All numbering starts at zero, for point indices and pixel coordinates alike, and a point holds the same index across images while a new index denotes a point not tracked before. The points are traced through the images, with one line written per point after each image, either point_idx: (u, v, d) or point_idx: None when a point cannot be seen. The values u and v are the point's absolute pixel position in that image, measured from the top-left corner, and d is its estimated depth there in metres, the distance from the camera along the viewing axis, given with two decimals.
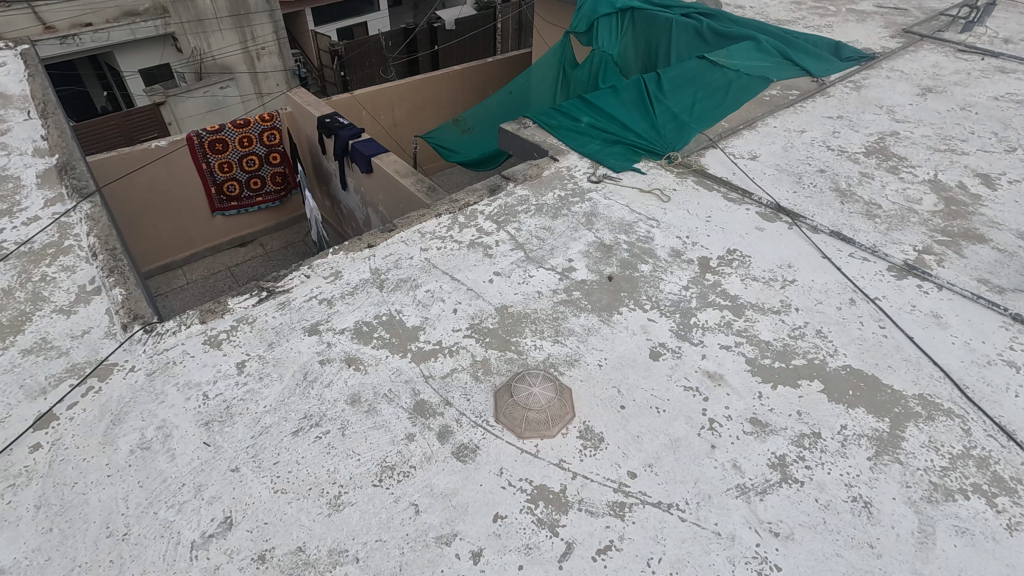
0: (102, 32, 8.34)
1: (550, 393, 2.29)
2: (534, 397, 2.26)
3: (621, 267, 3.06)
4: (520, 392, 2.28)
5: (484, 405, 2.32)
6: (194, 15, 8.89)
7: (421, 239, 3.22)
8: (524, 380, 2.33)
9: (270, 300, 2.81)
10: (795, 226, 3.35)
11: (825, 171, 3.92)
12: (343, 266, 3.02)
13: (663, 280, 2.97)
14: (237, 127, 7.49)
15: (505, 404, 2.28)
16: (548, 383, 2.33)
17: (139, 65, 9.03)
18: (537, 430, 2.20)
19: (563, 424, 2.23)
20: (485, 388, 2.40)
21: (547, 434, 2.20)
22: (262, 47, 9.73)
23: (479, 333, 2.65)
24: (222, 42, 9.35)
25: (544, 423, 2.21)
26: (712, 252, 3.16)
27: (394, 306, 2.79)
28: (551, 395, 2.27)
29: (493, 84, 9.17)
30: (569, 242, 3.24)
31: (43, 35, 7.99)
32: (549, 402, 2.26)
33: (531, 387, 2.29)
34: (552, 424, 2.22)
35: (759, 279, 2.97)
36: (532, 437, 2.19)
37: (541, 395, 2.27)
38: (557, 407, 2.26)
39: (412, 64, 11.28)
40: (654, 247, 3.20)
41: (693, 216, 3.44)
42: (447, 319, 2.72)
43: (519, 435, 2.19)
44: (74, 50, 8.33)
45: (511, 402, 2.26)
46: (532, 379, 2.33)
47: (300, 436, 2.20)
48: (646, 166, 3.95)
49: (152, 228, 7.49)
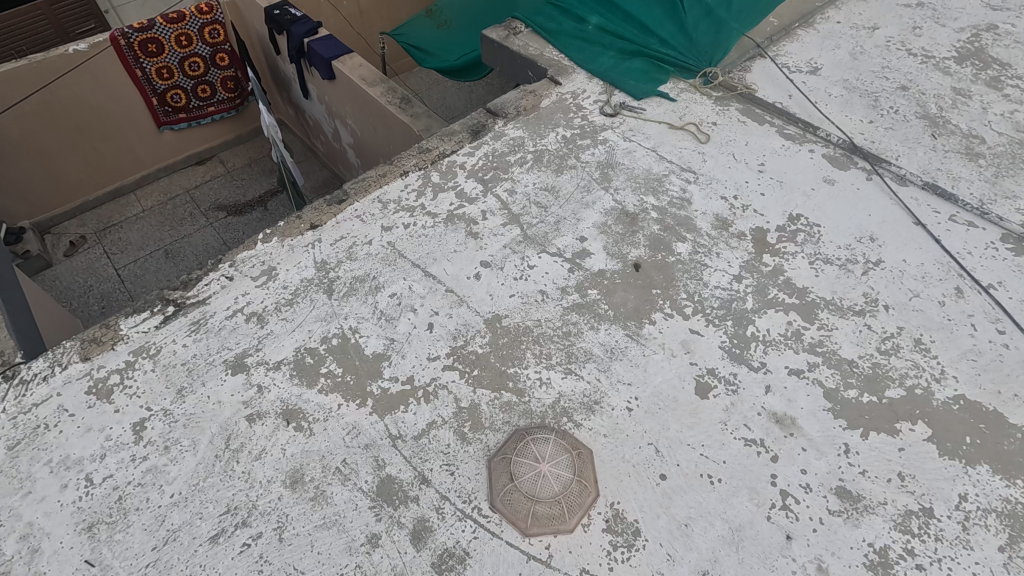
0: None
1: (567, 469, 1.64)
2: (545, 479, 1.62)
3: (650, 247, 2.29)
4: (524, 472, 1.64)
5: (476, 482, 1.70)
6: None
7: (382, 212, 2.43)
8: (529, 449, 1.67)
9: (178, 318, 2.07)
10: (875, 176, 2.54)
11: (908, 88, 3.01)
12: (278, 260, 2.25)
13: (706, 267, 2.23)
14: (171, 22, 6.06)
15: (503, 488, 1.65)
16: (564, 449, 1.68)
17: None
18: (549, 527, 1.59)
19: (586, 513, 1.63)
20: (476, 452, 1.76)
21: (563, 529, 1.60)
22: None
23: (463, 362, 1.97)
24: None
25: (558, 518, 1.59)
26: (769, 221, 2.38)
27: (349, 322, 2.08)
28: (565, 476, 1.63)
29: None
30: (580, 210, 2.44)
31: None
32: (565, 484, 1.62)
33: (540, 463, 1.64)
34: (573, 513, 1.61)
35: (833, 262, 2.24)
36: (541, 535, 1.60)
37: (553, 475, 1.63)
38: (578, 490, 1.63)
39: None
40: (692, 216, 2.41)
41: (741, 164, 2.61)
42: (419, 341, 2.02)
43: (526, 532, 1.60)
44: None
45: (512, 487, 1.63)
46: (540, 448, 1.67)
47: (220, 545, 1.60)
48: (676, 89, 3.02)
49: (90, 150, 6.27)
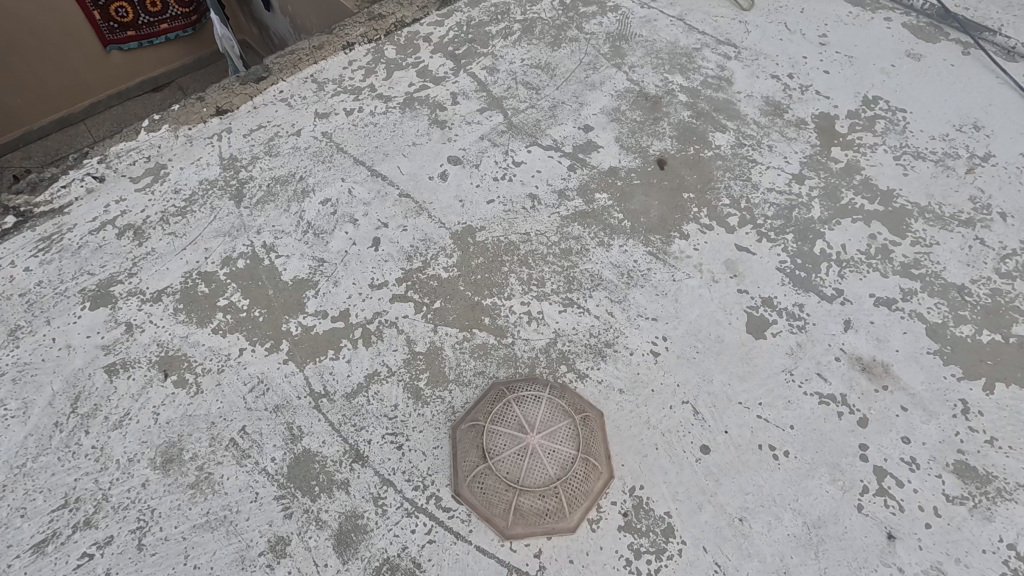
0: None
1: (568, 444, 1.09)
2: (532, 460, 1.06)
3: (679, 139, 1.69)
4: (499, 448, 1.08)
5: (434, 459, 1.18)
6: None
7: (317, 95, 1.79)
8: (510, 414, 1.12)
9: (21, 233, 1.47)
10: (974, 48, 1.91)
11: None
12: (170, 156, 1.63)
13: (755, 164, 1.64)
14: None
15: (469, 469, 1.11)
16: (562, 413, 1.12)
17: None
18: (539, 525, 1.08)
19: (596, 503, 1.12)
20: (435, 417, 1.23)
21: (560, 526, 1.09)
22: None
23: (421, 291, 1.40)
24: None
25: (551, 514, 1.07)
26: (838, 106, 1.77)
27: (262, 237, 1.49)
28: (565, 456, 1.08)
29: None
30: (585, 92, 1.81)
31: None
32: (562, 468, 1.07)
33: (524, 436, 1.08)
34: (576, 505, 1.09)
35: (927, 157, 1.65)
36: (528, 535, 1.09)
37: (546, 453, 1.07)
38: (582, 473, 1.09)
39: None
40: (735, 99, 1.79)
41: (797, 36, 1.97)
42: (359, 263, 1.44)
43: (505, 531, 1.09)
44: None
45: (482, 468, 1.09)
46: (526, 413, 1.11)
47: (47, 557, 1.07)
48: None
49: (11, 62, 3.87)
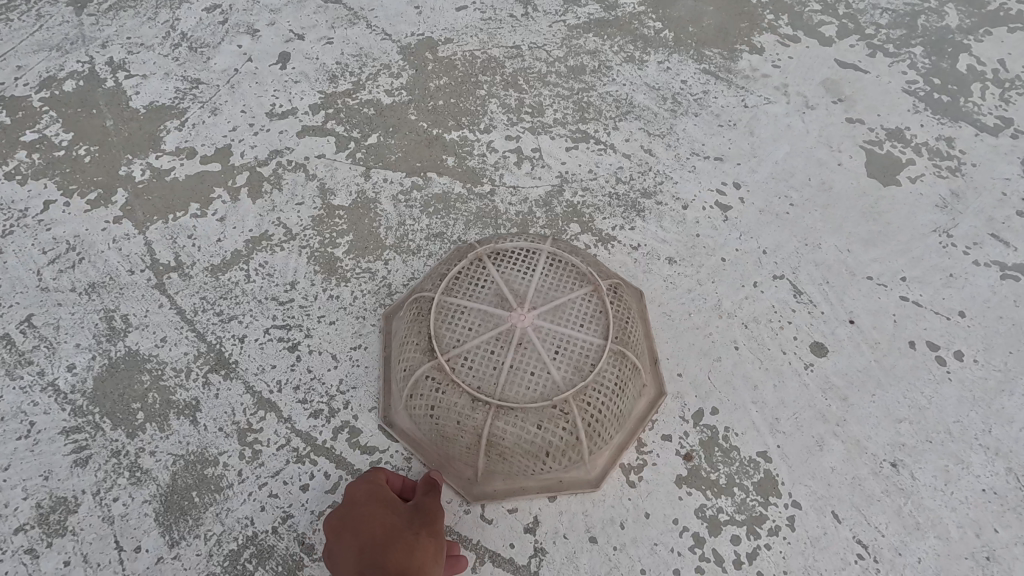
0: None
1: (591, 327, 0.56)
2: (519, 357, 0.53)
3: None
4: (455, 335, 0.55)
5: (353, 367, 0.68)
6: None
7: None
8: (481, 276, 0.59)
9: None
10: None
11: None
12: None
13: None
14: None
15: (404, 376, 0.60)
16: (577, 275, 0.59)
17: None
18: (535, 475, 0.58)
19: (638, 436, 0.62)
20: (359, 301, 0.72)
21: (573, 476, 0.59)
22: None
23: (348, 121, 0.89)
24: None
25: (557, 459, 0.56)
26: None
27: (109, 53, 0.97)
28: (588, 358, 0.55)
29: None
30: None
31: None
32: (579, 373, 0.54)
33: (505, 313, 0.55)
34: (602, 441, 0.58)
35: None
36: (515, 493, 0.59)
37: (548, 345, 0.54)
38: (618, 384, 0.57)
39: None
40: None
41: None
42: (255, 85, 0.93)
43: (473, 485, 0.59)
44: None
45: (424, 374, 0.57)
46: (512, 273, 0.58)
47: None
48: None
49: None
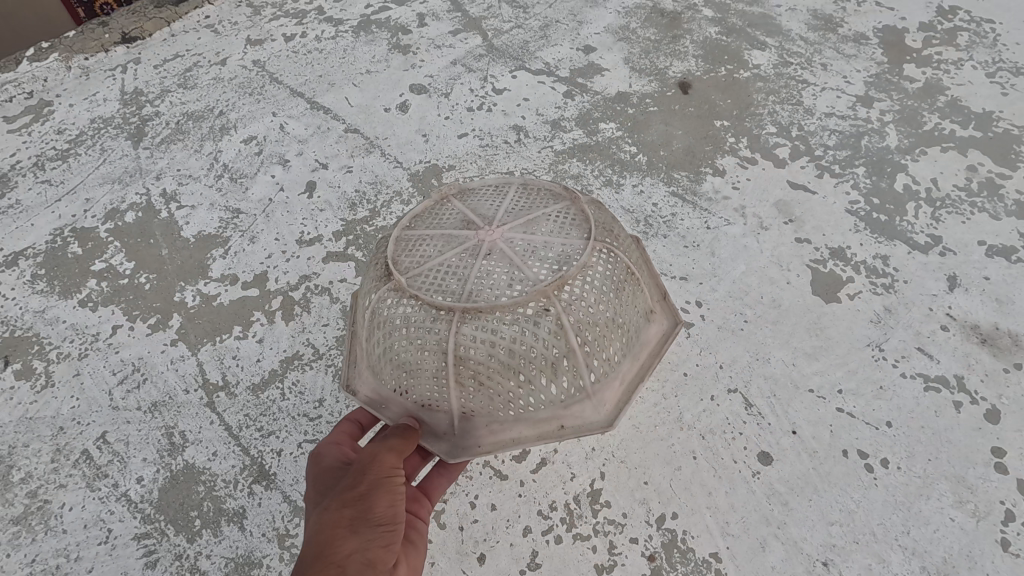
0: None
1: (566, 240, 0.70)
2: (487, 264, 0.67)
3: (706, 56, 1.33)
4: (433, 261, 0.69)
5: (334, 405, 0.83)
6: None
7: (253, 20, 1.45)
8: (456, 220, 0.74)
9: None
10: None
11: None
12: (59, 91, 1.30)
13: (807, 85, 1.27)
14: None
15: (372, 326, 0.72)
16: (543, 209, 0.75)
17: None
18: (530, 417, 0.68)
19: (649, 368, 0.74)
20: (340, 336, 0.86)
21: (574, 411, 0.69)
22: None
23: (366, 246, 1.04)
24: None
25: (550, 382, 0.66)
26: (905, 17, 1.41)
27: (162, 185, 1.14)
28: (551, 251, 0.68)
29: None
30: (585, 10, 1.45)
31: None
32: (542, 270, 0.67)
33: (476, 235, 0.70)
34: (600, 363, 0.69)
35: None
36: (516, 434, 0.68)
37: (521, 255, 0.68)
38: (602, 291, 0.68)
39: None
40: (773, 12, 1.43)
41: None
42: (286, 214, 1.09)
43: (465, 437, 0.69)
44: None
45: (389, 306, 0.69)
46: (481, 210, 0.75)
47: None
48: None
49: None
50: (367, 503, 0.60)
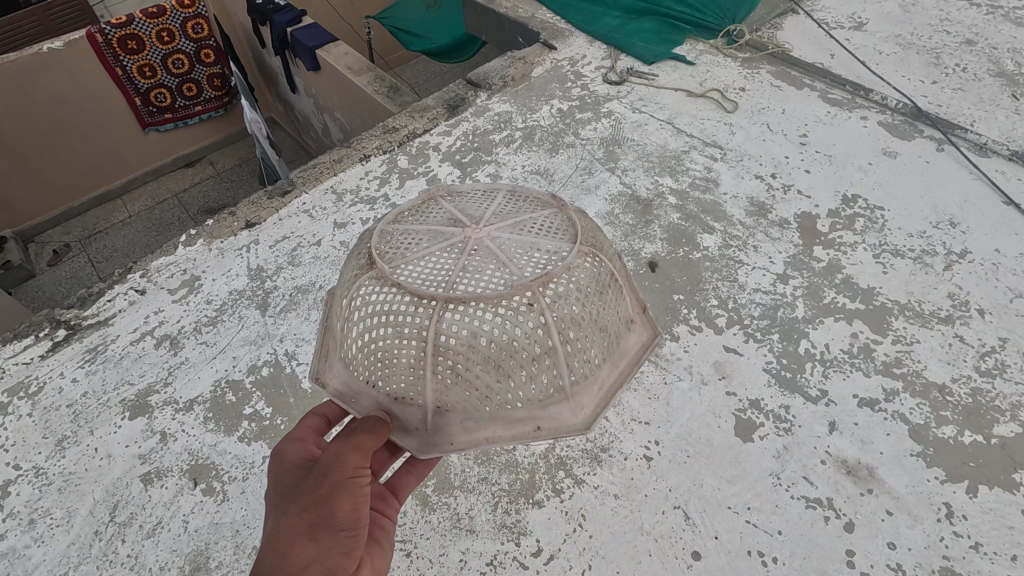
0: None
1: (544, 244, 1.02)
2: (475, 257, 0.98)
3: (668, 240, 1.83)
4: (428, 251, 1.01)
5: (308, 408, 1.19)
6: None
7: (337, 205, 1.97)
8: (449, 225, 1.06)
9: (70, 345, 1.64)
10: (949, 145, 2.05)
11: (975, 43, 2.50)
12: (204, 267, 1.81)
13: (742, 265, 1.75)
14: (150, 17, 5.05)
15: (370, 309, 1.00)
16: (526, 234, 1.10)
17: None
18: (508, 416, 1.00)
19: (627, 374, 1.10)
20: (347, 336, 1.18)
21: (553, 412, 1.01)
22: None
23: None
24: None
25: (528, 373, 0.98)
26: (819, 204, 1.90)
27: (284, 346, 1.63)
28: (532, 251, 1.00)
29: None
30: (581, 196, 1.97)
31: None
32: (517, 265, 0.98)
33: (468, 237, 1.01)
34: (579, 367, 1.03)
35: (906, 255, 1.75)
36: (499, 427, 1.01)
37: (503, 251, 1.00)
38: (584, 295, 1.01)
39: None
40: (721, 200, 1.93)
41: (780, 138, 2.13)
42: None
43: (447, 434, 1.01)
44: None
45: (390, 292, 0.98)
46: (474, 219, 1.06)
47: None
48: (694, 51, 2.54)
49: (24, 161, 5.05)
50: (325, 510, 0.92)
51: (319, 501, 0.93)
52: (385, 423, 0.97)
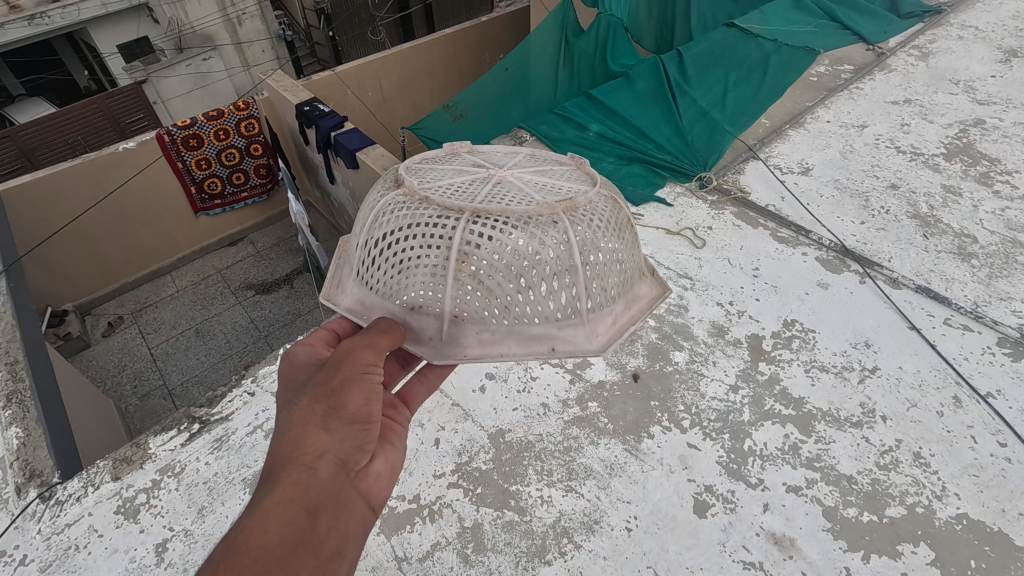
0: (71, 9, 8.42)
1: (553, 188, 1.58)
2: (498, 193, 1.54)
3: (648, 357, 2.40)
4: (465, 190, 1.56)
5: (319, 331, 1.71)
6: None
7: None
8: (479, 180, 1.62)
9: (203, 435, 2.22)
10: (868, 278, 2.64)
11: (898, 187, 3.13)
12: None
13: (703, 377, 2.31)
14: (210, 120, 7.01)
15: (410, 227, 1.51)
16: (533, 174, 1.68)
17: (116, 40, 9.31)
18: (522, 330, 1.52)
19: (632, 315, 1.67)
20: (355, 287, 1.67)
21: (562, 327, 1.55)
22: (242, 12, 9.45)
23: (468, 480, 2.06)
24: (201, 12, 9.13)
25: (543, 287, 1.50)
26: (765, 326, 2.48)
27: None
28: (540, 190, 1.56)
29: (472, 48, 9.00)
30: None
31: (10, 17, 8.06)
32: (531, 198, 1.52)
33: (490, 185, 1.57)
34: (590, 298, 1.57)
35: (829, 370, 2.30)
36: (518, 347, 1.52)
37: (520, 189, 1.56)
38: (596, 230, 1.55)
39: (404, 22, 12.43)
40: (689, 322, 2.52)
41: (737, 270, 2.74)
42: (426, 458, 2.12)
43: (466, 351, 1.51)
44: (44, 30, 8.46)
45: (429, 212, 1.50)
46: (503, 177, 1.63)
47: None
48: (673, 194, 3.25)
49: (147, 235, 7.17)
50: (334, 403, 1.32)
51: (329, 401, 1.32)
52: (394, 327, 1.45)
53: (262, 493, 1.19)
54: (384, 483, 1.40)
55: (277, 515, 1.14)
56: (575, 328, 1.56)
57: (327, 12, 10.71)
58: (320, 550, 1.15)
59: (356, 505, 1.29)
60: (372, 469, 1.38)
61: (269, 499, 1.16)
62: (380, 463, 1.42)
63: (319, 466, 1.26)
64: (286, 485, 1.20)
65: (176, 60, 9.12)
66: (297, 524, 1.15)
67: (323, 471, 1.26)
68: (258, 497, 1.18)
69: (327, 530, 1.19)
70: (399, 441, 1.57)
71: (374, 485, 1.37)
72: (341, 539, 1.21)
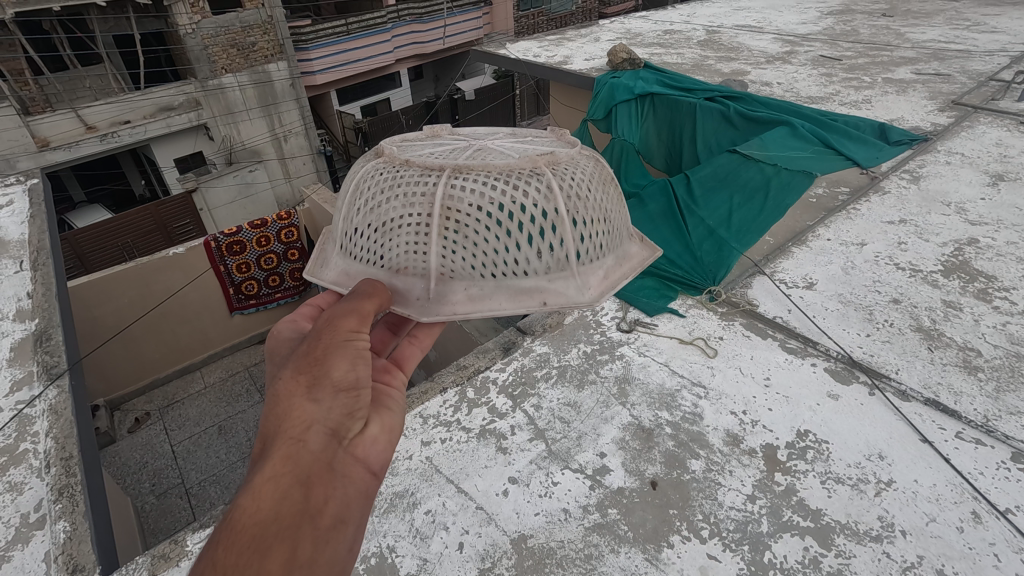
0: (139, 127, 9.17)
1: (522, 154, 1.86)
2: (471, 161, 1.81)
3: (666, 465, 2.49)
4: (441, 161, 1.84)
5: (305, 307, 1.93)
6: (225, 108, 10.00)
7: (423, 426, 2.73)
8: (457, 155, 1.90)
9: None
10: (877, 390, 2.74)
11: (900, 302, 3.31)
12: None
13: (720, 486, 2.38)
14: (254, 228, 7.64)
15: (394, 195, 1.78)
16: (514, 146, 1.99)
17: (174, 155, 10.07)
18: (512, 288, 1.74)
19: (614, 273, 1.92)
20: (350, 259, 1.92)
21: (553, 282, 1.78)
22: (288, 131, 10.95)
23: None
24: (252, 130, 10.49)
25: (528, 243, 1.74)
26: (779, 437, 2.56)
27: (386, 540, 2.26)
28: (512, 157, 1.84)
29: None
30: (600, 426, 2.68)
31: (85, 136, 8.67)
32: (504, 161, 1.80)
33: (464, 158, 1.85)
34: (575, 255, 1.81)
35: (845, 482, 2.35)
36: (508, 300, 1.72)
37: (492, 159, 1.84)
38: (573, 186, 1.82)
39: None
40: (704, 431, 2.62)
41: (749, 379, 2.88)
42: (450, 563, 2.17)
43: (456, 306, 1.70)
44: (113, 147, 9.02)
45: (411, 181, 1.77)
46: (478, 153, 1.92)
47: None
48: (684, 305, 3.50)
49: (184, 334, 7.53)
50: (315, 377, 1.45)
51: (310, 375, 1.45)
52: (379, 289, 1.65)
53: (254, 471, 1.31)
54: (374, 448, 1.55)
55: (269, 491, 1.26)
56: (566, 282, 1.78)
57: (365, 132, 12.07)
58: (320, 516, 1.30)
59: (350, 471, 1.44)
60: (362, 435, 1.52)
61: (261, 474, 1.29)
62: (370, 428, 1.58)
63: (310, 439, 1.38)
64: (276, 460, 1.31)
65: (224, 170, 10.12)
66: (288, 496, 1.28)
67: (312, 443, 1.38)
68: (251, 474, 1.31)
69: (323, 498, 1.33)
70: (394, 404, 1.79)
71: (365, 451, 1.52)
72: (338, 504, 1.36)
